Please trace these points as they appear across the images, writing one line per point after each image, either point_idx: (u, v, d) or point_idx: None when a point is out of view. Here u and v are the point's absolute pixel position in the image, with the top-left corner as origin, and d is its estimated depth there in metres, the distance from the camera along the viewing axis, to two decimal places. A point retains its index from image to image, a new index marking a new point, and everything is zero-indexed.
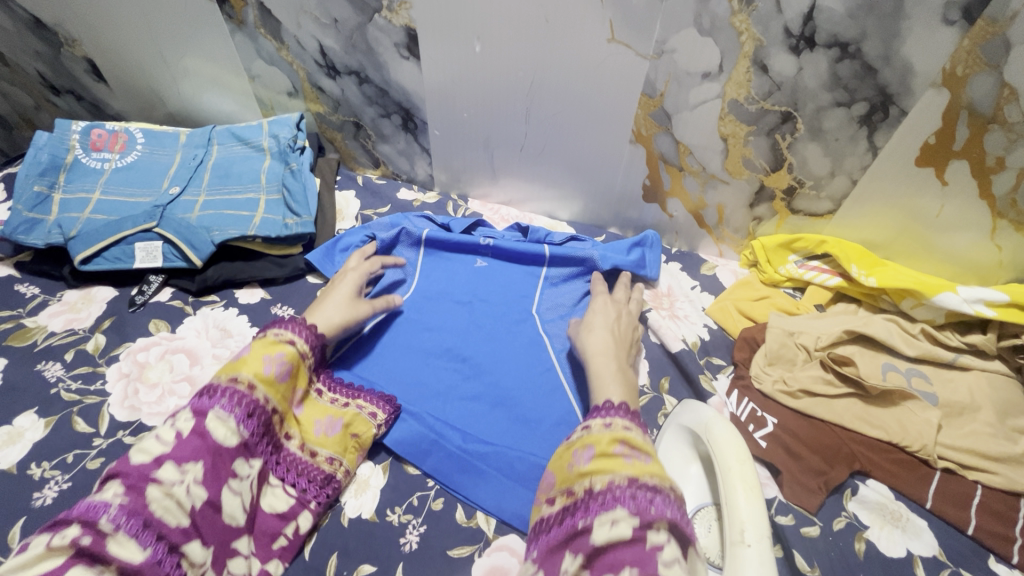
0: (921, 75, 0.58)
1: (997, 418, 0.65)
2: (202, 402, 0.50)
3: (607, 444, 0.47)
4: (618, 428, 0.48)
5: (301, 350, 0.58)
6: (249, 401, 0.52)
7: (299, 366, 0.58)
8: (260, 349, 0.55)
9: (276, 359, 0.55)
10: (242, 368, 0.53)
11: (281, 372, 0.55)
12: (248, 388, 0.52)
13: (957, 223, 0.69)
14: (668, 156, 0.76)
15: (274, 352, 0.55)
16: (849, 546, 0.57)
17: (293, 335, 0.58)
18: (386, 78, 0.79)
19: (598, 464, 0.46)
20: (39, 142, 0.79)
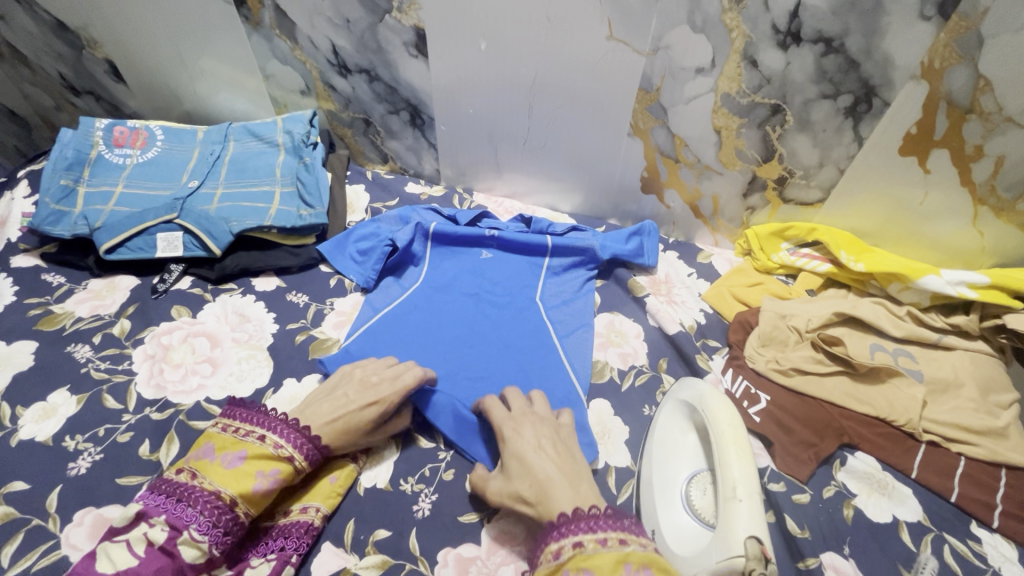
0: (901, 67, 0.61)
1: (979, 394, 0.68)
2: (178, 512, 0.47)
3: (606, 564, 0.41)
4: (620, 547, 0.42)
5: (298, 465, 0.54)
6: (226, 517, 0.49)
7: (291, 478, 0.54)
8: (251, 463, 0.51)
9: (268, 477, 0.51)
10: (227, 482, 0.50)
11: (269, 488, 0.51)
12: (229, 504, 0.49)
13: (941, 211, 0.72)
14: (665, 148, 0.80)
15: (267, 469, 0.52)
16: (837, 512, 0.60)
17: (291, 448, 0.54)
18: (395, 76, 0.83)
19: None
20: (65, 139, 0.83)
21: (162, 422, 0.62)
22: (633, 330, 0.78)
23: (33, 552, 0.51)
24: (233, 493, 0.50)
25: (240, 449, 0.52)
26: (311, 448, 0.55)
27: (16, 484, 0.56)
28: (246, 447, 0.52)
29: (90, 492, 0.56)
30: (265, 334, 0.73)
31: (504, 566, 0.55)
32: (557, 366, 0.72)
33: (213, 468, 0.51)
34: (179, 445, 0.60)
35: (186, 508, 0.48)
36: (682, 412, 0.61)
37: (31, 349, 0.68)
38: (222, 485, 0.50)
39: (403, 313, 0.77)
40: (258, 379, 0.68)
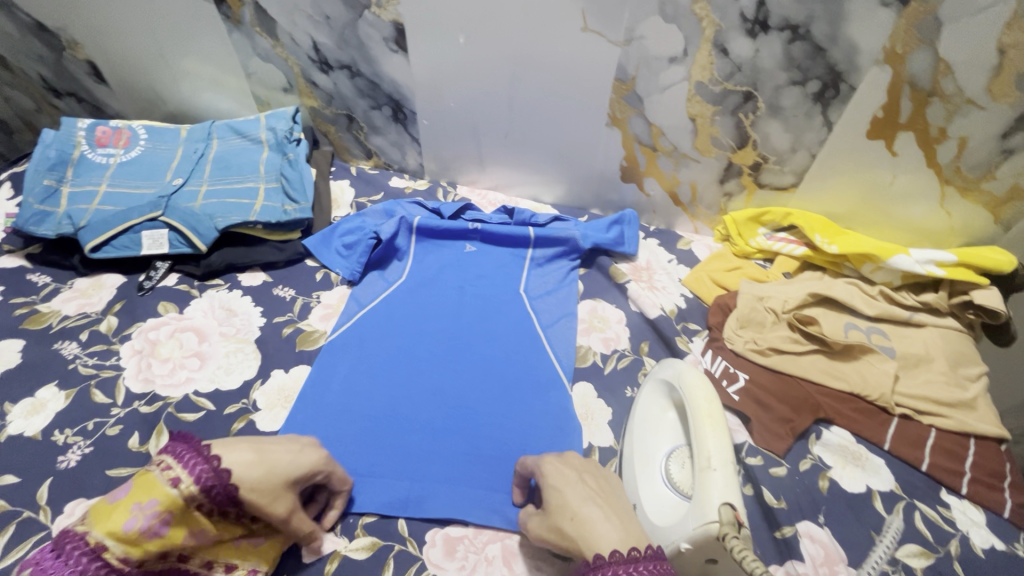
0: (866, 53, 0.63)
1: (949, 367, 0.71)
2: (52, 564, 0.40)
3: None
4: None
5: (184, 490, 0.44)
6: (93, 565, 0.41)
7: (184, 511, 0.45)
8: (131, 496, 0.43)
9: (143, 511, 0.43)
10: (98, 521, 0.42)
11: (149, 526, 0.43)
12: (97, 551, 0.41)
13: (910, 193, 0.75)
14: (642, 137, 0.81)
15: (143, 501, 0.43)
16: (813, 483, 0.62)
17: (175, 467, 0.45)
18: (376, 71, 0.84)
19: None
20: (46, 140, 0.83)
21: (150, 415, 0.63)
22: (616, 316, 0.79)
23: (25, 543, 0.52)
24: (103, 535, 0.42)
25: (127, 480, 0.45)
26: (206, 471, 0.45)
27: (6, 478, 0.57)
28: (134, 476, 0.45)
29: (81, 484, 0.57)
30: (252, 327, 0.74)
31: (491, 543, 0.57)
32: (541, 353, 0.74)
33: (100, 504, 0.44)
34: (169, 436, 0.61)
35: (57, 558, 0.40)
36: (661, 391, 0.62)
37: (18, 347, 0.68)
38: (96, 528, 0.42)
39: (389, 308, 0.78)
40: (246, 371, 0.69)
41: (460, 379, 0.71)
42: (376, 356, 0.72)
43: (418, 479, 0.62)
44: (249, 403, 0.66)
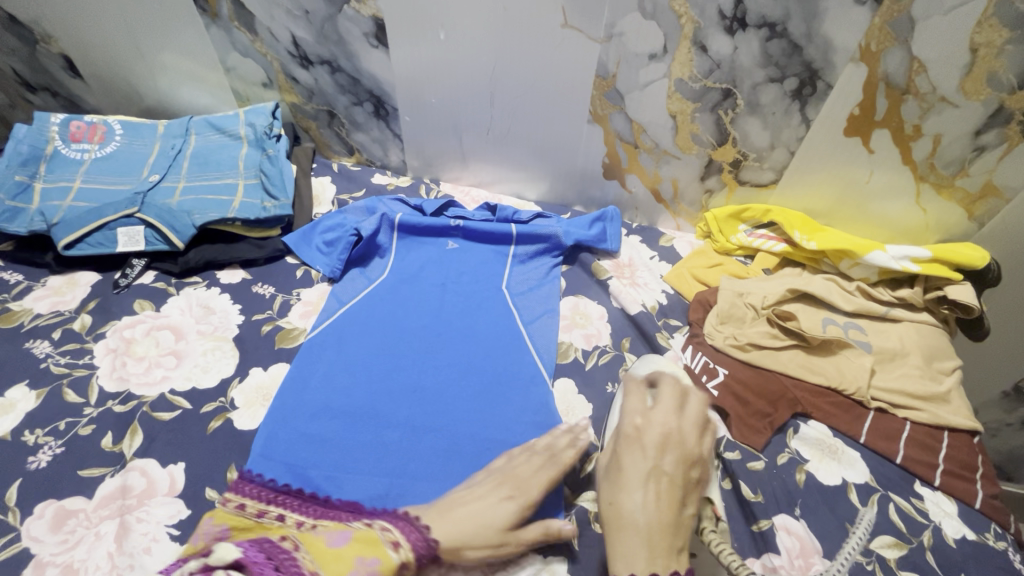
0: (841, 51, 0.64)
1: (923, 362, 0.72)
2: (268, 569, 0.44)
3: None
4: None
5: (402, 557, 0.47)
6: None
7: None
8: (353, 548, 0.47)
9: (367, 565, 0.45)
10: (327, 561, 0.46)
11: None
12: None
13: (886, 189, 0.76)
14: (624, 134, 0.82)
15: (366, 556, 0.46)
16: (790, 477, 0.63)
17: (400, 537, 0.49)
18: (357, 67, 0.83)
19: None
20: (18, 135, 0.82)
21: (124, 414, 0.62)
22: (598, 312, 0.80)
23: None
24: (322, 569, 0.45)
25: (345, 532, 0.49)
26: (419, 538, 0.49)
27: None
28: (358, 530, 0.49)
29: (51, 485, 0.56)
30: (231, 325, 0.73)
31: None
32: (522, 350, 0.74)
33: (318, 544, 0.48)
34: (143, 436, 0.60)
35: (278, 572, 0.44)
36: (641, 384, 0.64)
37: None
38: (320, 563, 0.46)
39: (369, 306, 0.77)
40: (224, 369, 0.68)
41: (440, 377, 0.71)
42: (356, 353, 0.72)
43: (397, 476, 0.61)
44: (226, 402, 0.65)
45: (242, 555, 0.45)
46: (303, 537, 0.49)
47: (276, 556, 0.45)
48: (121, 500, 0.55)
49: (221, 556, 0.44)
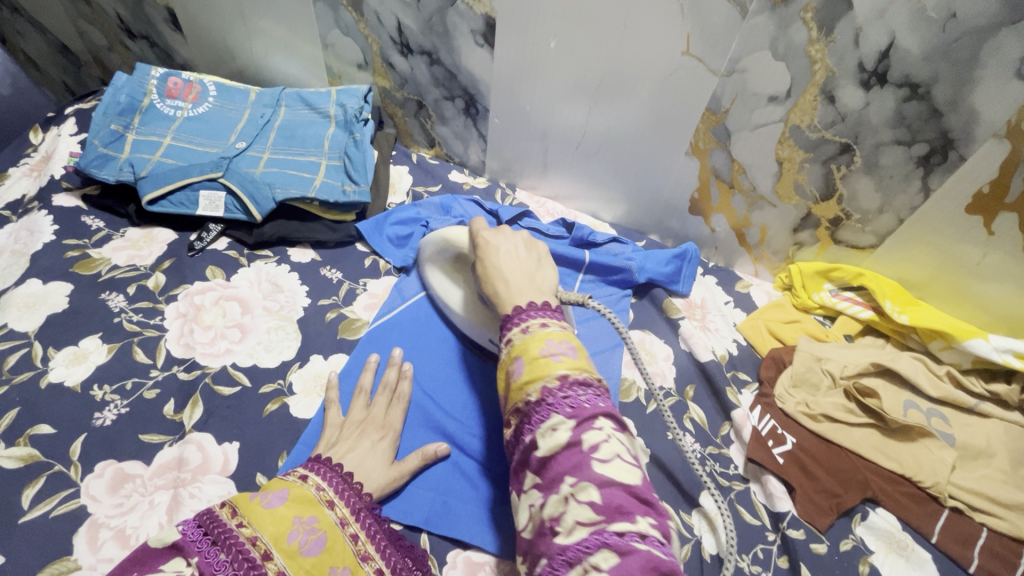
0: (986, 123, 0.59)
1: (1011, 466, 0.66)
2: (210, 556, 0.42)
3: (532, 343, 0.44)
4: (537, 328, 0.45)
5: (340, 514, 0.49)
6: (231, 540, 0.43)
7: (336, 535, 0.47)
8: (290, 507, 0.47)
9: (305, 526, 0.46)
10: (265, 525, 0.45)
11: (309, 540, 0.45)
12: (260, 558, 0.43)
13: (996, 274, 0.69)
14: (721, 172, 0.78)
15: (305, 516, 0.47)
16: (853, 567, 0.60)
17: (336, 496, 0.50)
18: (456, 62, 0.82)
19: (531, 372, 0.42)
20: (119, 84, 0.83)
21: (188, 383, 0.62)
22: (663, 352, 0.77)
23: (53, 497, 0.52)
24: (268, 541, 0.44)
25: (280, 489, 0.48)
26: (352, 495, 0.52)
27: (42, 427, 0.57)
28: (286, 488, 0.48)
29: (113, 444, 0.56)
30: (297, 306, 0.72)
31: None
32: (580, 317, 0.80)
33: (252, 505, 0.46)
34: (204, 409, 0.61)
35: (219, 555, 0.42)
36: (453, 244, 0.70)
37: (66, 291, 0.68)
38: (258, 528, 0.44)
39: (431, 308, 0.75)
40: (286, 351, 0.67)
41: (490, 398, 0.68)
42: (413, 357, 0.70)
43: (442, 493, 0.59)
44: (285, 385, 0.64)
45: (180, 536, 0.43)
46: (240, 499, 0.47)
47: (213, 528, 0.44)
48: (177, 472, 0.55)
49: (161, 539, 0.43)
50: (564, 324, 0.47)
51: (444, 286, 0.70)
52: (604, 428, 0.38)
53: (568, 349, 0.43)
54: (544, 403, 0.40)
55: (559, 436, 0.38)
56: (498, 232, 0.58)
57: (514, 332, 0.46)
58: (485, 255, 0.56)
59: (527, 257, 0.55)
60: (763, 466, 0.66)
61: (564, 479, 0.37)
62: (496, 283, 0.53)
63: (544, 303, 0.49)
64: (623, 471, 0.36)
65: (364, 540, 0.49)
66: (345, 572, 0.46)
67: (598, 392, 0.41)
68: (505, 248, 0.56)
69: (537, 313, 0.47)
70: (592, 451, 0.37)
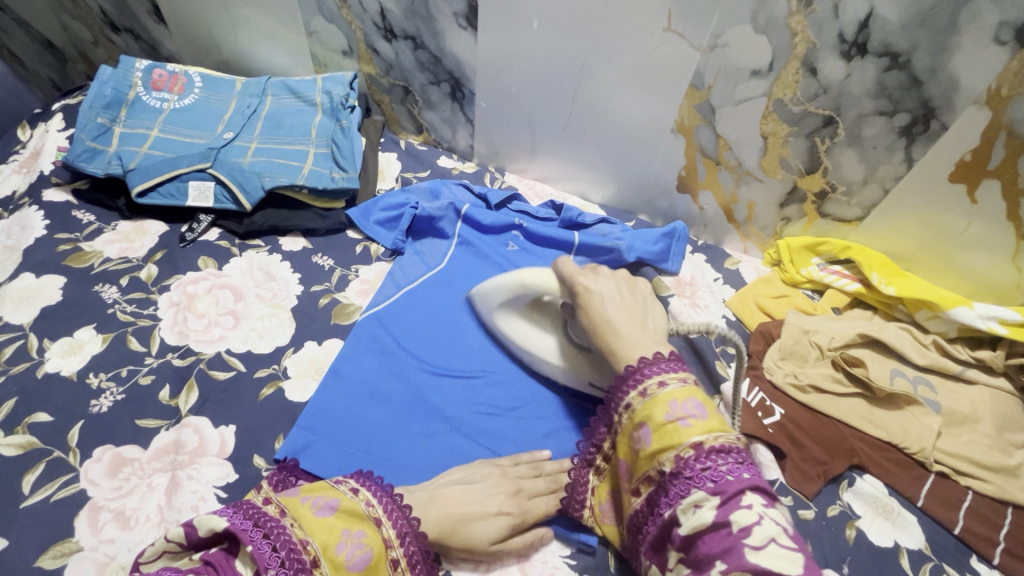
0: (966, 91, 0.59)
1: (995, 431, 0.67)
2: (262, 549, 0.41)
3: (655, 409, 0.45)
4: (657, 391, 0.46)
5: (386, 536, 0.46)
6: (282, 538, 0.42)
7: (381, 556, 0.45)
8: (340, 518, 0.45)
9: (353, 539, 0.44)
10: (316, 531, 0.43)
11: (354, 555, 0.43)
12: (310, 563, 0.41)
13: (980, 243, 0.69)
14: (707, 149, 0.78)
15: (353, 530, 0.45)
16: (840, 531, 0.61)
17: (384, 515, 0.47)
18: (441, 46, 0.82)
19: (660, 440, 0.44)
20: (103, 77, 0.83)
21: (182, 369, 0.63)
22: None
23: (53, 482, 0.53)
24: (318, 548, 0.42)
25: (332, 498, 0.46)
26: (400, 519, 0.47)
27: (40, 416, 0.58)
28: (339, 498, 0.46)
29: (110, 430, 0.57)
30: (290, 294, 0.73)
31: None
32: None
33: (303, 510, 0.44)
34: (199, 394, 0.62)
35: (272, 550, 0.41)
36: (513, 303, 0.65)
37: (59, 284, 0.69)
38: (310, 532, 0.43)
39: (424, 291, 0.76)
40: (279, 337, 0.68)
41: (493, 387, 0.67)
42: (406, 339, 0.70)
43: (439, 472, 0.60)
44: (279, 370, 0.65)
45: (229, 526, 0.42)
46: (290, 499, 0.45)
47: (263, 523, 0.42)
48: (175, 455, 0.56)
49: (209, 527, 0.42)
50: (686, 377, 0.47)
51: (525, 336, 0.65)
52: (754, 505, 0.39)
53: (696, 411, 0.44)
54: (682, 476, 0.42)
55: (704, 515, 0.40)
56: (594, 275, 0.57)
57: (632, 394, 0.47)
58: (588, 299, 0.55)
59: (632, 300, 0.55)
60: (752, 437, 0.67)
61: (715, 560, 0.38)
62: (607, 331, 0.52)
63: (663, 354, 0.49)
64: (783, 558, 0.36)
65: (403, 566, 0.46)
66: None
67: (739, 459, 0.41)
68: (609, 293, 0.55)
69: (661, 368, 0.47)
70: (744, 534, 0.38)
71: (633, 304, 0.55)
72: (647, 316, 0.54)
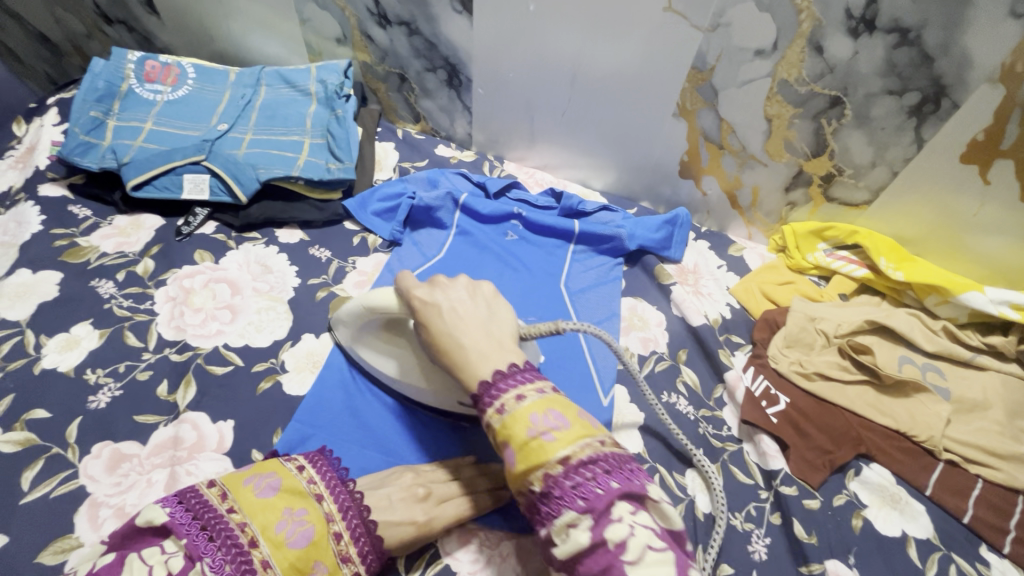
0: (979, 67, 0.57)
1: (1007, 418, 0.65)
2: (198, 539, 0.42)
3: (516, 426, 0.38)
4: (512, 406, 0.39)
5: (327, 509, 0.48)
6: (218, 523, 0.43)
7: (324, 530, 0.46)
8: (281, 498, 0.47)
9: (294, 517, 0.46)
10: (254, 512, 0.45)
11: (295, 532, 0.45)
12: (247, 544, 0.43)
13: (992, 225, 0.67)
14: (710, 133, 0.76)
15: (294, 507, 0.46)
16: (846, 521, 0.60)
17: (326, 490, 0.50)
18: (436, 31, 0.80)
19: (526, 461, 0.37)
20: (96, 69, 0.82)
21: (180, 363, 0.63)
22: (656, 319, 0.76)
23: (52, 478, 0.53)
24: (256, 528, 0.44)
25: (274, 477, 0.48)
26: (346, 497, 0.50)
27: (38, 412, 0.58)
28: (280, 477, 0.48)
29: (108, 426, 0.57)
30: (287, 286, 0.72)
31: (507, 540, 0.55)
32: (584, 375, 0.69)
33: (244, 493, 0.46)
34: (197, 389, 0.61)
35: (207, 539, 0.42)
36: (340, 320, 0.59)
37: (55, 280, 0.69)
38: (248, 515, 0.45)
39: (425, 284, 0.75)
40: (277, 330, 0.68)
41: None
42: None
43: None
44: (277, 363, 0.65)
45: (167, 518, 0.43)
46: (231, 481, 0.47)
47: (202, 514, 0.43)
48: (173, 451, 0.56)
49: (148, 519, 0.43)
50: (544, 387, 0.40)
51: (387, 366, 0.60)
52: (624, 516, 0.34)
53: (558, 422, 0.38)
54: (551, 496, 0.36)
55: (579, 535, 0.34)
56: (432, 287, 0.50)
57: (490, 414, 0.40)
58: (424, 312, 0.48)
59: (474, 307, 0.48)
60: (756, 426, 0.66)
61: None
62: (451, 348, 0.46)
63: (513, 367, 0.42)
64: (661, 566, 0.33)
65: (347, 540, 0.47)
66: (325, 569, 0.45)
67: (608, 463, 0.36)
68: (448, 304, 0.48)
69: (516, 382, 0.41)
70: (620, 549, 0.33)
71: (474, 310, 0.48)
72: (494, 321, 0.48)
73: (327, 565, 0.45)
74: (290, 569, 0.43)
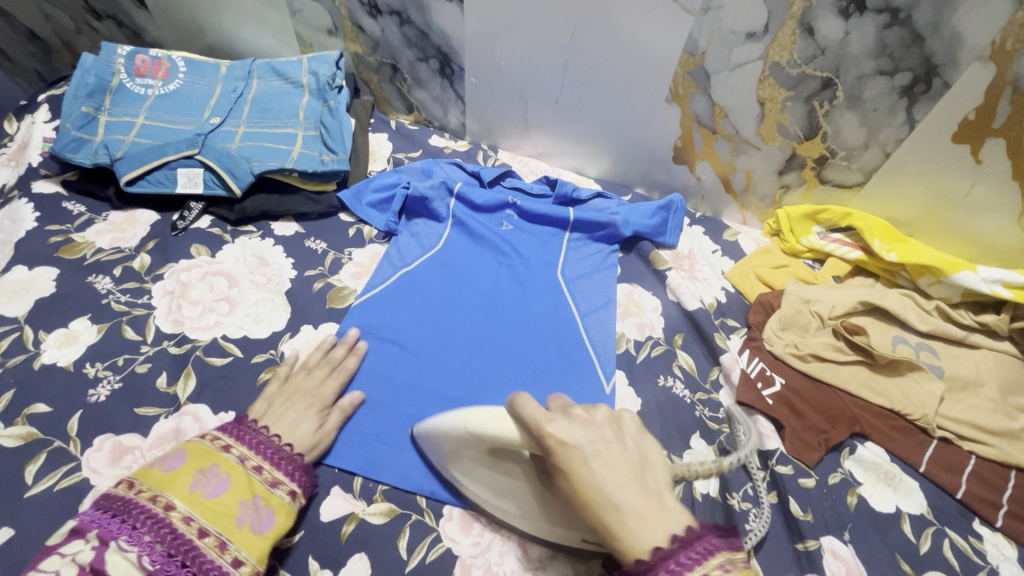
0: (970, 46, 0.57)
1: (999, 395, 0.66)
2: (112, 525, 0.40)
3: None
4: None
5: (239, 454, 0.48)
6: (128, 506, 0.42)
7: (240, 473, 0.47)
8: (188, 463, 0.46)
9: (206, 474, 0.45)
10: (164, 485, 0.44)
11: (211, 484, 0.45)
12: (163, 510, 0.42)
13: (986, 205, 0.67)
14: (703, 117, 0.76)
15: (204, 465, 0.46)
16: (841, 499, 0.61)
17: (232, 440, 0.50)
18: (427, 20, 0.80)
19: None
20: (86, 64, 0.82)
21: (179, 356, 0.63)
22: (652, 304, 0.77)
23: (55, 472, 0.54)
24: (169, 495, 0.43)
25: (177, 452, 0.47)
26: (256, 438, 0.51)
27: (38, 406, 0.58)
28: (184, 448, 0.47)
29: (110, 419, 0.58)
30: (283, 278, 0.72)
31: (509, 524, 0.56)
32: (585, 360, 0.69)
33: (150, 473, 0.45)
34: (197, 381, 0.62)
35: (120, 520, 0.41)
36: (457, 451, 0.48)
37: (52, 276, 0.69)
38: (158, 488, 0.44)
39: (422, 275, 0.75)
40: (275, 322, 0.68)
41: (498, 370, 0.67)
42: (405, 322, 0.70)
43: None
44: (277, 354, 0.65)
45: (77, 522, 0.41)
46: (136, 473, 0.45)
47: (111, 504, 0.42)
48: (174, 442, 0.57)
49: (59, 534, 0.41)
50: (731, 558, 0.33)
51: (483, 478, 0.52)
52: None
53: None
54: None
55: None
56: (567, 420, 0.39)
57: None
58: (563, 460, 0.37)
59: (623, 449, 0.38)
60: (752, 407, 0.66)
61: None
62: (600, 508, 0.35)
63: (688, 531, 0.33)
64: None
65: (269, 469, 0.49)
66: (256, 500, 0.46)
67: None
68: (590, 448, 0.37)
69: (698, 553, 0.32)
70: None
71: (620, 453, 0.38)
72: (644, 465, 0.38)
73: (255, 496, 0.46)
74: (215, 513, 0.44)
